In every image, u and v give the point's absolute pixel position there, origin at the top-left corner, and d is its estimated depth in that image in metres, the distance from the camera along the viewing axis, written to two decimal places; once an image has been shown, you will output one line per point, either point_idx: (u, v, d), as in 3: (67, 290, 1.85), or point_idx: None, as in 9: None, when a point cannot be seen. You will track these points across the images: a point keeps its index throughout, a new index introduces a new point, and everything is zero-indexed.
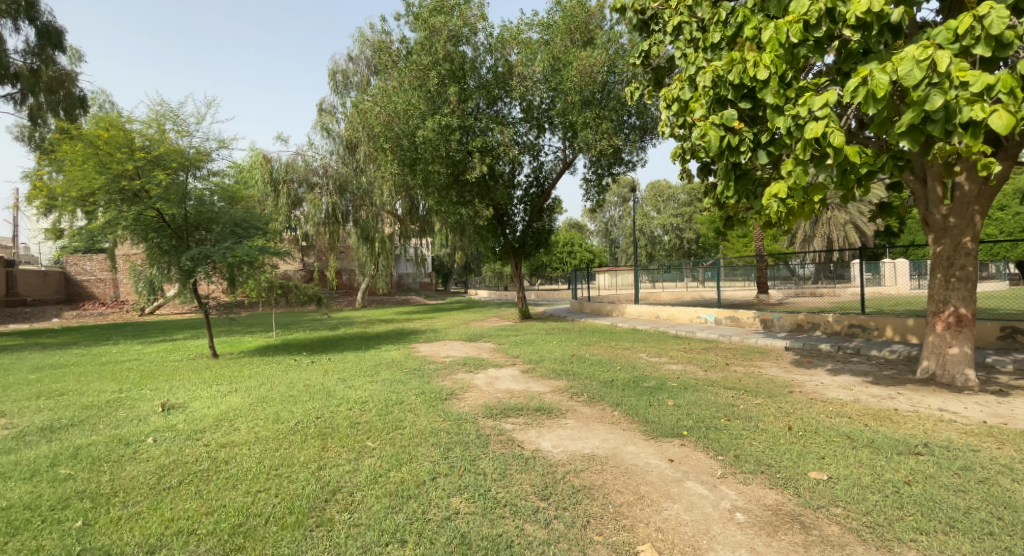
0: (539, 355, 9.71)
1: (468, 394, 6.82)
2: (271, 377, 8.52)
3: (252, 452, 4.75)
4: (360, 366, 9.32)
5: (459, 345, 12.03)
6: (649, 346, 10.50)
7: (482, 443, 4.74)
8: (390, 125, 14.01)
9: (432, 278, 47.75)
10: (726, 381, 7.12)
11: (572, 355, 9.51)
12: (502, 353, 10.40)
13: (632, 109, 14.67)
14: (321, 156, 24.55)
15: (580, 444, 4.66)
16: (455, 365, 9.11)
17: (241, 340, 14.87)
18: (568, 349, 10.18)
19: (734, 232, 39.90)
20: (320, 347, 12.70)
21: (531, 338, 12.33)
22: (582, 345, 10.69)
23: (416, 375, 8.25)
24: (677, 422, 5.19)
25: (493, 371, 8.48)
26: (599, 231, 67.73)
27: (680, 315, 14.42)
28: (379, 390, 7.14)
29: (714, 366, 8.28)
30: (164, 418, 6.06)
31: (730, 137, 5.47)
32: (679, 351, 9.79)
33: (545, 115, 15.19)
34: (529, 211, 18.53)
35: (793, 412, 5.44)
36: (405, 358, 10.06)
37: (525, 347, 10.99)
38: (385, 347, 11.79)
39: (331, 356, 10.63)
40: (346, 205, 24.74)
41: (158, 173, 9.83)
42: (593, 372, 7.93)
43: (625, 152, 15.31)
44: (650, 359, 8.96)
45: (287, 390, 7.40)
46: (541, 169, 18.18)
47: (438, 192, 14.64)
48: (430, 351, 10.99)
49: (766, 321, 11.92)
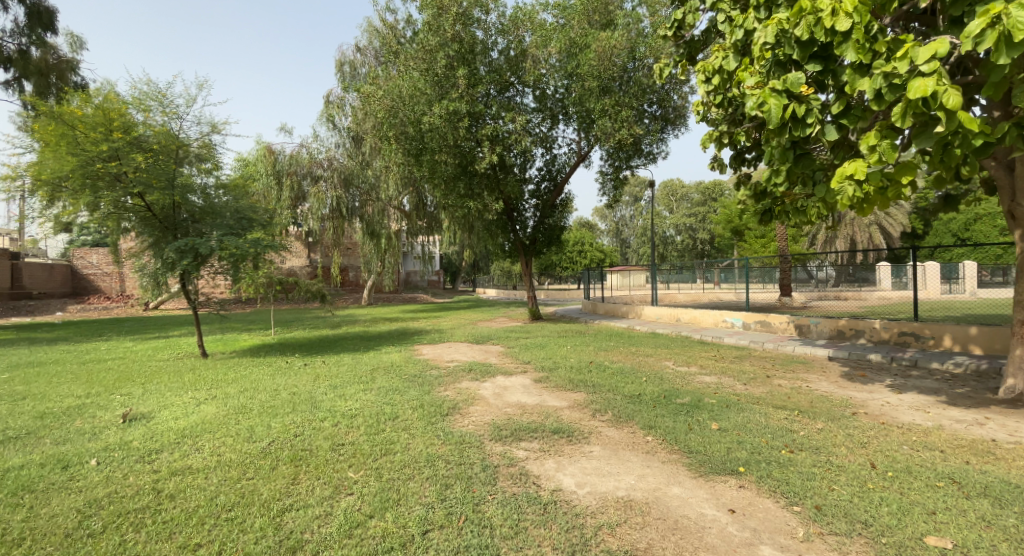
0: (554, 361, 8.76)
1: (473, 409, 5.90)
2: (255, 381, 7.64)
3: (208, 483, 3.85)
4: (355, 370, 8.44)
5: (466, 348, 11.14)
6: (674, 353, 9.48)
7: (489, 479, 3.80)
8: (392, 110, 13.05)
9: (440, 276, 46.91)
10: (773, 398, 6.12)
11: (589, 362, 8.55)
12: (512, 357, 9.48)
13: (654, 97, 13.67)
14: (326, 148, 23.70)
15: (612, 483, 3.72)
16: (460, 372, 8.19)
17: (236, 339, 14.06)
18: (585, 355, 9.20)
19: (750, 233, 38.67)
20: (317, 347, 11.84)
21: (544, 341, 11.39)
22: (599, 351, 9.71)
23: (415, 382, 7.33)
24: (728, 454, 4.22)
25: (501, 379, 7.56)
26: (610, 231, 66.67)
27: (703, 318, 13.42)
28: (371, 402, 6.22)
29: (754, 378, 7.31)
30: (119, 433, 5.18)
31: (795, 105, 4.48)
32: (710, 360, 8.77)
33: (559, 104, 14.23)
34: (540, 206, 17.57)
35: (869, 442, 4.48)
36: (406, 362, 9.18)
37: (537, 351, 10.06)
38: (386, 349, 10.93)
39: (326, 358, 9.79)
40: (351, 200, 23.92)
41: (138, 156, 9.01)
42: (616, 383, 6.97)
43: (646, 144, 14.29)
44: (679, 369, 7.97)
45: (271, 398, 6.51)
46: (554, 163, 17.22)
47: (445, 183, 13.73)
48: (434, 355, 10.13)
49: (801, 326, 10.87)
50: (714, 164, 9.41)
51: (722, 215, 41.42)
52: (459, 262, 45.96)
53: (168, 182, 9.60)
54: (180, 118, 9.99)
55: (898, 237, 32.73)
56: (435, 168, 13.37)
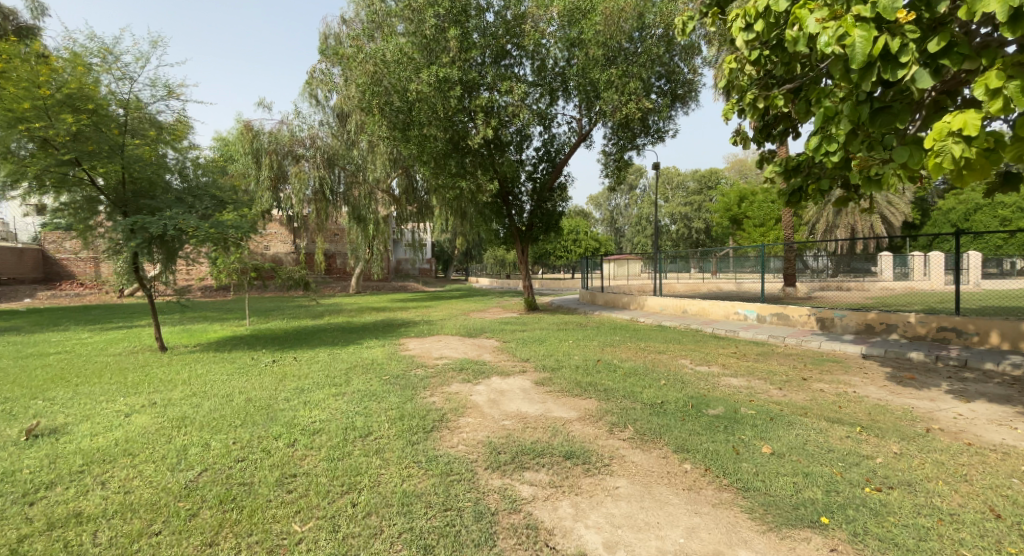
0: (556, 359, 7.71)
1: (464, 422, 4.86)
2: (209, 383, 6.56)
3: (93, 545, 2.83)
4: (329, 370, 7.36)
5: (457, 342, 10.10)
6: (691, 349, 8.48)
7: (483, 537, 2.79)
8: (375, 78, 11.82)
9: (431, 264, 45.75)
10: (822, 408, 5.13)
11: (596, 360, 7.52)
12: (508, 354, 8.44)
13: (662, 69, 12.64)
14: (308, 125, 22.15)
15: (655, 543, 2.73)
16: (450, 371, 7.14)
17: (204, 330, 12.84)
18: (590, 352, 8.16)
19: (748, 222, 37.75)
20: (293, 340, 10.73)
21: (542, 335, 10.37)
22: (606, 347, 8.69)
23: (397, 386, 6.26)
24: (797, 494, 3.22)
25: (497, 382, 6.50)
26: (604, 219, 65.56)
27: (713, 309, 12.45)
28: (341, 412, 5.14)
29: (789, 381, 6.33)
30: (14, 456, 4.08)
31: (887, 39, 3.50)
32: (733, 358, 7.77)
33: (559, 75, 13.02)
34: (537, 190, 16.46)
35: (970, 477, 3.53)
36: (389, 359, 8.13)
37: (536, 347, 9.02)
38: (368, 343, 9.84)
39: (299, 354, 8.70)
40: (336, 181, 22.62)
41: (67, 116, 7.82)
42: (633, 388, 5.95)
43: (653, 120, 13.17)
44: (702, 370, 6.95)
45: (220, 406, 5.42)
46: (552, 142, 16.09)
47: (435, 161, 12.57)
48: (421, 350, 9.07)
49: (824, 320, 9.90)
50: (736, 137, 8.33)
51: (720, 204, 40.50)
52: (451, 249, 44.77)
53: (112, 150, 8.57)
54: (130, 81, 8.74)
55: (900, 227, 31.94)
56: (424, 145, 12.23)
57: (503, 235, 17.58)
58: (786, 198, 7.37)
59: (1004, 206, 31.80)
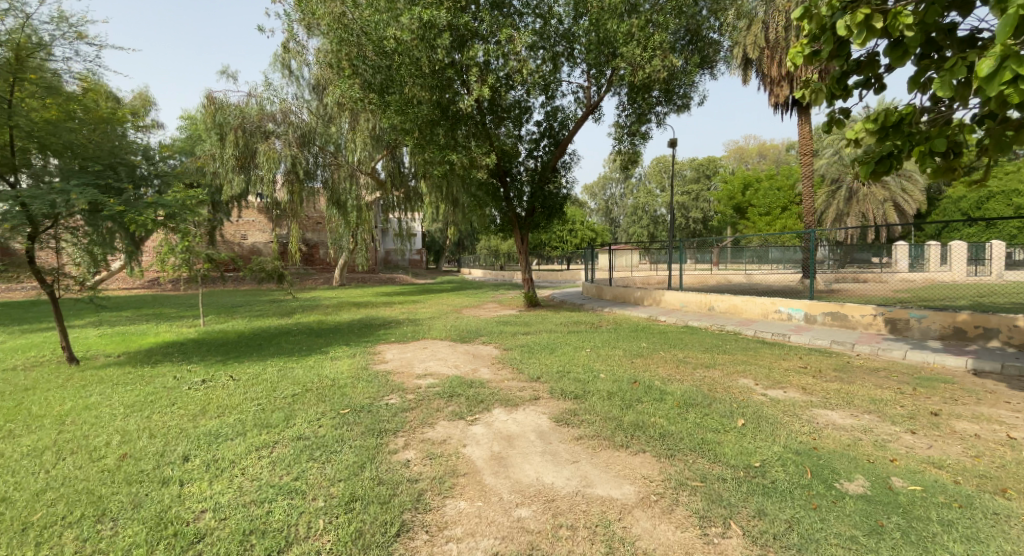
0: (576, 379, 5.80)
1: (455, 511, 2.99)
2: (88, 426, 4.63)
3: None
4: (270, 398, 5.42)
5: (446, 350, 8.16)
6: (745, 362, 6.61)
7: None
8: (346, 25, 9.85)
9: (420, 256, 43.66)
10: (1015, 479, 3.32)
11: (631, 380, 5.62)
12: (510, 370, 6.51)
13: (687, 25, 10.72)
14: (280, 98, 19.97)
15: None
16: (435, 400, 5.24)
17: (144, 334, 10.80)
18: (618, 368, 6.25)
19: (754, 210, 35.80)
20: (245, 347, 8.75)
21: (550, 340, 8.46)
22: (636, 359, 6.78)
23: (358, 429, 4.35)
24: None
25: (501, 421, 4.58)
26: (598, 209, 63.42)
27: (746, 307, 10.52)
28: (253, 491, 3.26)
29: (911, 417, 4.51)
30: None
31: None
32: (807, 376, 5.92)
33: (563, 37, 11.14)
34: (540, 169, 14.56)
35: None
36: (357, 378, 6.19)
37: (547, 358, 7.14)
38: (333, 353, 7.86)
39: (238, 372, 6.72)
40: (311, 160, 20.54)
41: None
42: (700, 433, 4.07)
43: (678, 85, 11.26)
44: (782, 398, 5.06)
45: (71, 478, 3.52)
46: (555, 114, 14.21)
47: (420, 129, 10.66)
48: (400, 363, 7.13)
49: (896, 322, 8.02)
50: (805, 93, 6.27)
51: (723, 192, 38.60)
52: (440, 239, 42.51)
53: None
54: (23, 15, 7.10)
55: (913, 215, 30.18)
56: (407, 111, 10.31)
57: (498, 222, 15.65)
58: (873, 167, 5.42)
59: (1018, 193, 29.82)
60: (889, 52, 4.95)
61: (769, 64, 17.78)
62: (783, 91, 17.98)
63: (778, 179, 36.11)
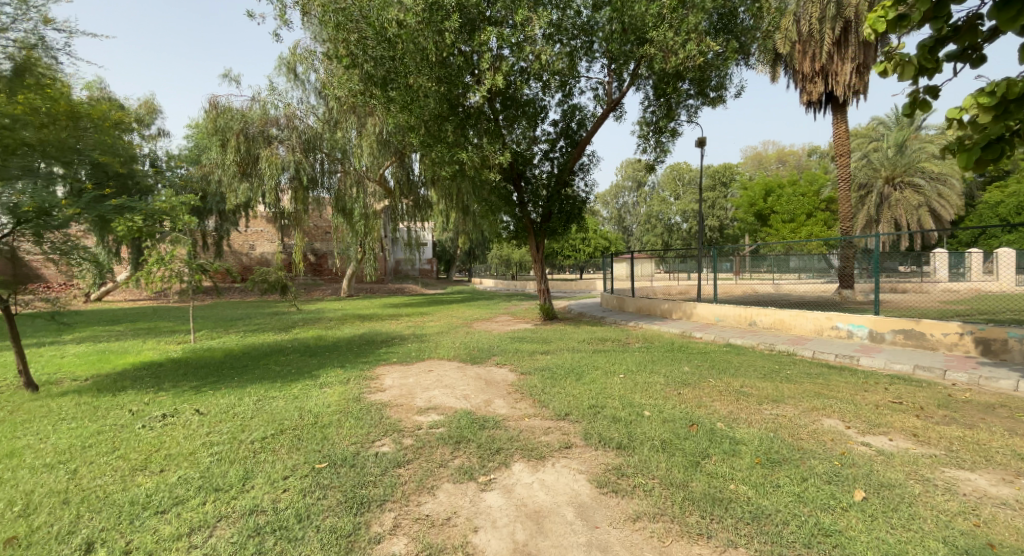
0: (615, 418, 4.64)
1: None
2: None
3: None
4: (234, 443, 4.36)
5: (454, 373, 7.02)
6: (821, 396, 5.38)
7: None
8: (344, 7, 8.83)
9: (429, 265, 42.78)
10: None
11: (687, 422, 4.46)
12: (532, 404, 5.35)
13: (724, 7, 9.61)
14: (285, 102, 19.17)
15: None
16: (438, 450, 4.10)
17: (125, 352, 9.84)
18: (667, 404, 5.06)
19: (777, 216, 34.20)
20: (227, 369, 7.69)
21: (574, 363, 7.27)
22: (684, 391, 5.58)
23: (333, 499, 3.26)
24: None
25: (525, 486, 3.43)
26: (611, 218, 62.05)
27: (795, 322, 9.27)
28: None
29: None
30: None
31: None
32: (907, 417, 4.70)
33: (581, 30, 10.16)
34: (556, 172, 13.51)
35: None
36: (345, 415, 5.08)
37: (574, 387, 5.95)
38: (323, 378, 6.73)
39: (205, 405, 5.63)
40: (315, 167, 19.73)
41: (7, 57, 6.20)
42: (806, 514, 2.91)
43: (713, 74, 10.19)
44: (892, 453, 3.87)
45: None
46: (572, 112, 13.20)
47: (426, 126, 9.71)
48: (400, 392, 5.99)
49: (989, 343, 6.78)
50: (886, 66, 3.99)
51: (743, 198, 37.21)
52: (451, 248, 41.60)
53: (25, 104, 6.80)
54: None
55: (948, 221, 28.59)
56: (413, 106, 9.33)
57: (511, 230, 14.44)
58: (978, 156, 3.27)
59: None
60: (992, 14, 2.86)
61: (801, 60, 16.68)
62: (817, 88, 16.75)
63: (802, 185, 34.61)
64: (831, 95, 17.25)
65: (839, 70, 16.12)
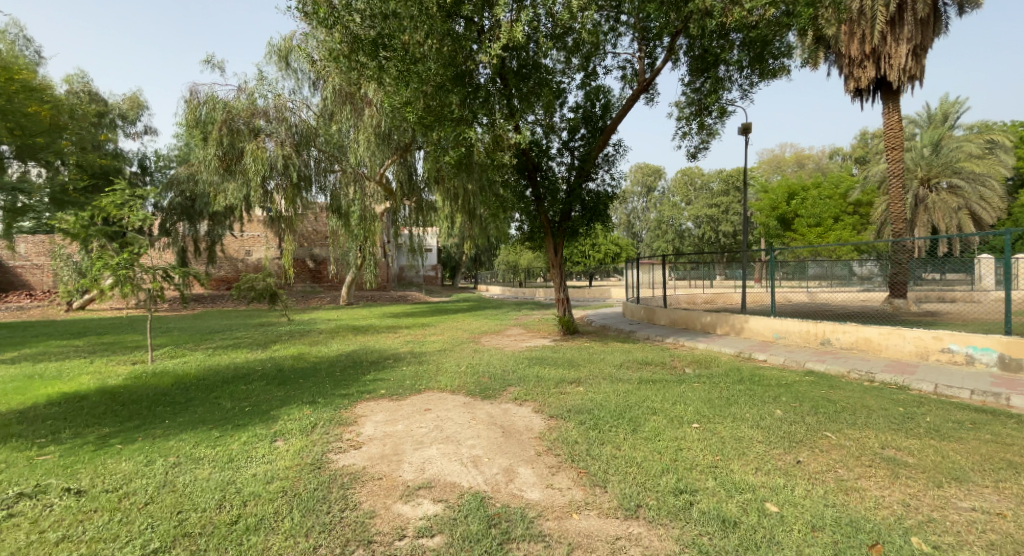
0: (731, 526, 2.80)
1: None
2: None
3: None
4: None
5: (460, 415, 5.14)
6: (1022, 473, 3.52)
7: None
8: None
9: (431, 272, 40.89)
10: None
11: (860, 540, 2.66)
12: (579, 481, 3.47)
13: None
14: (275, 93, 17.56)
15: None
16: None
17: (59, 376, 8.10)
18: (797, 490, 3.21)
19: (801, 220, 32.21)
20: (163, 406, 5.86)
21: (622, 402, 5.36)
22: (806, 460, 3.70)
23: None
24: None
25: None
26: (619, 224, 60.01)
27: (889, 342, 7.35)
28: None
29: None
30: None
31: None
32: None
33: None
34: (578, 162, 11.68)
35: None
36: (289, 501, 3.24)
37: (634, 446, 4.06)
38: (280, 426, 4.86)
39: (89, 475, 3.78)
40: (307, 163, 18.08)
41: None
42: None
43: (776, 36, 8.43)
44: None
45: None
46: (597, 93, 11.42)
47: (426, 99, 7.96)
48: (382, 451, 4.13)
49: None
50: None
51: (764, 201, 35.16)
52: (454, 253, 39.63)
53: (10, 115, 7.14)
54: None
55: (989, 224, 26.60)
56: (410, 75, 7.60)
57: (524, 230, 12.58)
58: None
59: None
60: None
61: (848, 42, 14.92)
62: (866, 73, 14.91)
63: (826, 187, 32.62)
64: (881, 81, 15.42)
65: (894, 52, 14.29)
